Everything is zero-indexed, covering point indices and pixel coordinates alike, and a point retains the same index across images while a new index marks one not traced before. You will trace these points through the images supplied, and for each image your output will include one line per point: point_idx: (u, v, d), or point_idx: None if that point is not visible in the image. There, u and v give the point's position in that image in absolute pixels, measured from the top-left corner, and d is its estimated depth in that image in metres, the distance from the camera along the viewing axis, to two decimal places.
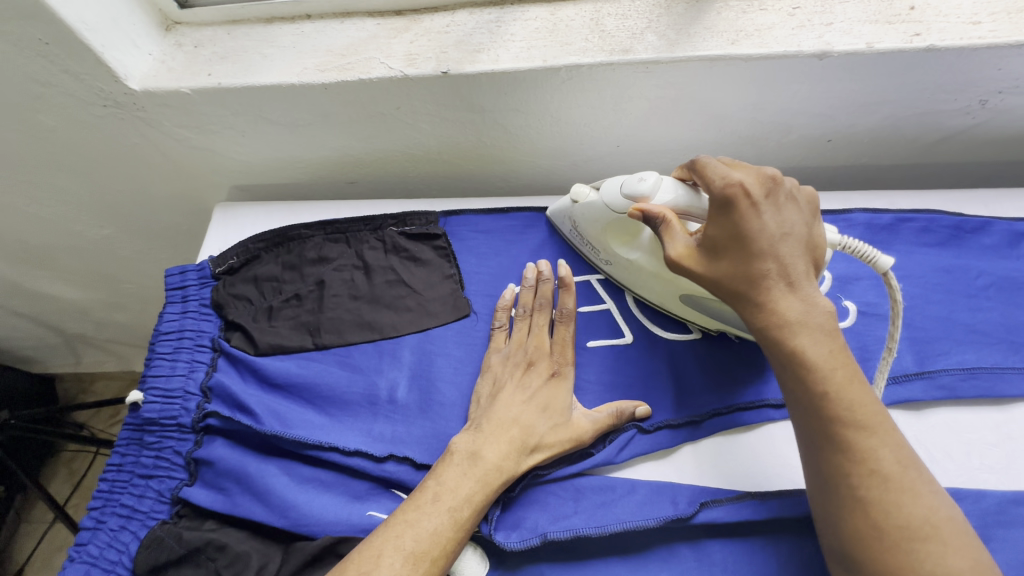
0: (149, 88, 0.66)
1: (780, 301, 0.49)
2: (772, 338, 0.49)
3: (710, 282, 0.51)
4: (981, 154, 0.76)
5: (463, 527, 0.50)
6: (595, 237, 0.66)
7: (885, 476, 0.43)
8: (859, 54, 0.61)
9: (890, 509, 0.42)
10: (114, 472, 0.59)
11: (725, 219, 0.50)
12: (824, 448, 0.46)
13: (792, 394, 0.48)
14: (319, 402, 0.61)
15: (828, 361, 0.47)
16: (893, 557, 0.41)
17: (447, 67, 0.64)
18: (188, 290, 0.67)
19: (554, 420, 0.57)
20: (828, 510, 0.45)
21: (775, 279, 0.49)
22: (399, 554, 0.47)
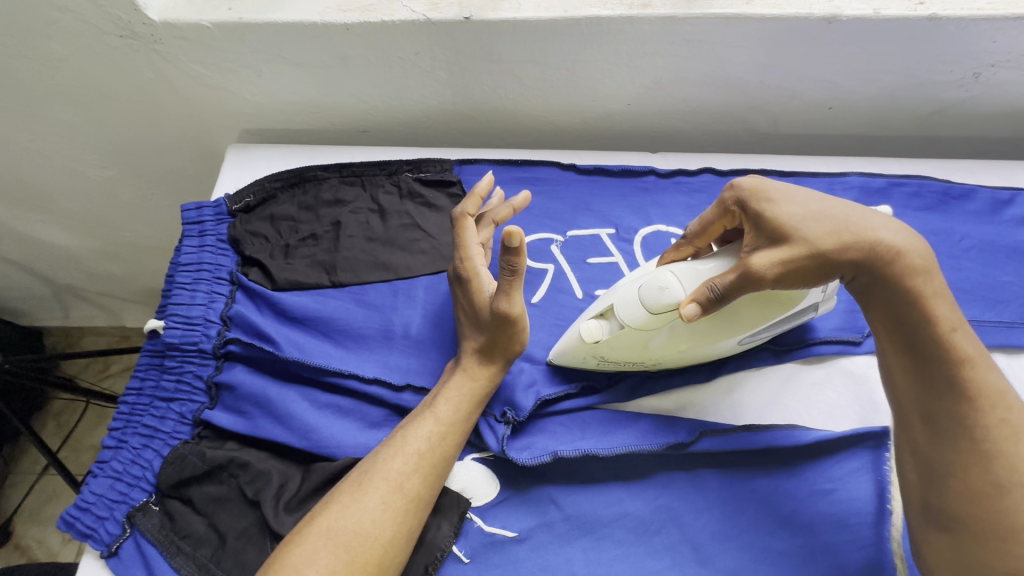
0: (168, 19, 0.66)
1: (890, 245, 0.46)
2: (896, 294, 0.46)
3: (815, 257, 0.45)
4: (969, 127, 0.80)
5: (445, 422, 0.54)
6: (629, 357, 0.56)
7: (1010, 428, 0.43)
8: (866, 19, 0.64)
9: (1010, 462, 0.43)
10: (134, 396, 0.60)
11: (764, 208, 0.48)
12: (927, 399, 0.46)
13: (911, 351, 0.46)
14: (336, 335, 0.63)
15: (952, 313, 0.46)
16: (996, 510, 0.42)
17: (469, 13, 0.65)
18: (205, 225, 0.68)
19: (478, 316, 0.57)
20: (930, 460, 0.46)
21: (871, 232, 0.46)
22: (396, 452, 0.52)
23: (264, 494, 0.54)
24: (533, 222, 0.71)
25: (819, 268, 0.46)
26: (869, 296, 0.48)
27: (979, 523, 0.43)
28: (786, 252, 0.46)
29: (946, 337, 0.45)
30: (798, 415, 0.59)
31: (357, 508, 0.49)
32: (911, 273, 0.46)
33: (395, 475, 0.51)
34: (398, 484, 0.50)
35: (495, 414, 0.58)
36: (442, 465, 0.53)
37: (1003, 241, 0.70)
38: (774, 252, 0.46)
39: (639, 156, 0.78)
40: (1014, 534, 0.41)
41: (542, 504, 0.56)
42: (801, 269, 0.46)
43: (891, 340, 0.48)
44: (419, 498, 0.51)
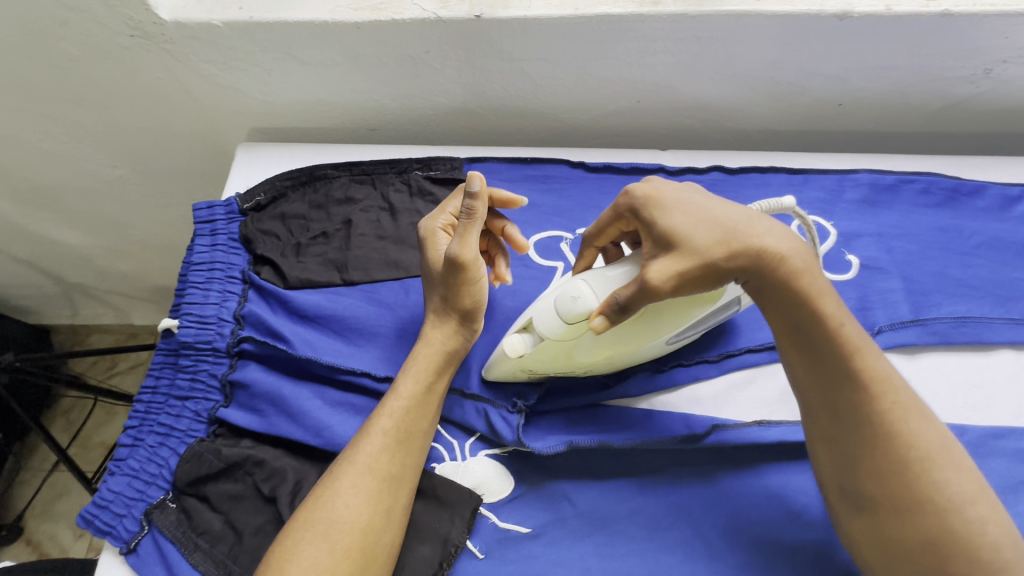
0: (179, 19, 0.66)
1: (775, 250, 0.46)
2: (789, 295, 0.46)
3: (703, 266, 0.45)
4: (978, 123, 0.80)
5: (408, 397, 0.54)
6: (558, 364, 0.55)
7: (904, 408, 0.45)
8: (878, 16, 0.63)
9: (911, 441, 0.45)
10: (150, 395, 0.60)
11: (656, 217, 0.47)
12: (830, 394, 0.46)
13: (809, 346, 0.47)
14: (348, 333, 0.63)
15: (838, 308, 0.47)
16: (907, 488, 0.44)
17: (480, 11, 0.65)
18: (216, 225, 0.69)
19: (434, 272, 0.58)
20: (840, 449, 0.46)
21: (758, 238, 0.46)
22: (368, 434, 0.52)
23: (280, 491, 0.55)
24: (543, 220, 0.71)
25: (712, 276, 0.46)
26: (763, 299, 0.47)
27: (894, 502, 0.44)
28: (677, 260, 0.45)
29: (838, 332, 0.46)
30: None
31: (331, 494, 0.49)
32: (797, 275, 0.46)
33: (366, 458, 0.51)
34: (367, 466, 0.50)
35: (508, 406, 0.58)
36: (412, 438, 0.53)
37: (1012, 237, 0.70)
38: (670, 259, 0.45)
39: (648, 154, 0.78)
40: (921, 507, 0.43)
41: (554, 499, 0.56)
42: (697, 274, 0.45)
43: (789, 340, 0.48)
44: (395, 474, 0.51)
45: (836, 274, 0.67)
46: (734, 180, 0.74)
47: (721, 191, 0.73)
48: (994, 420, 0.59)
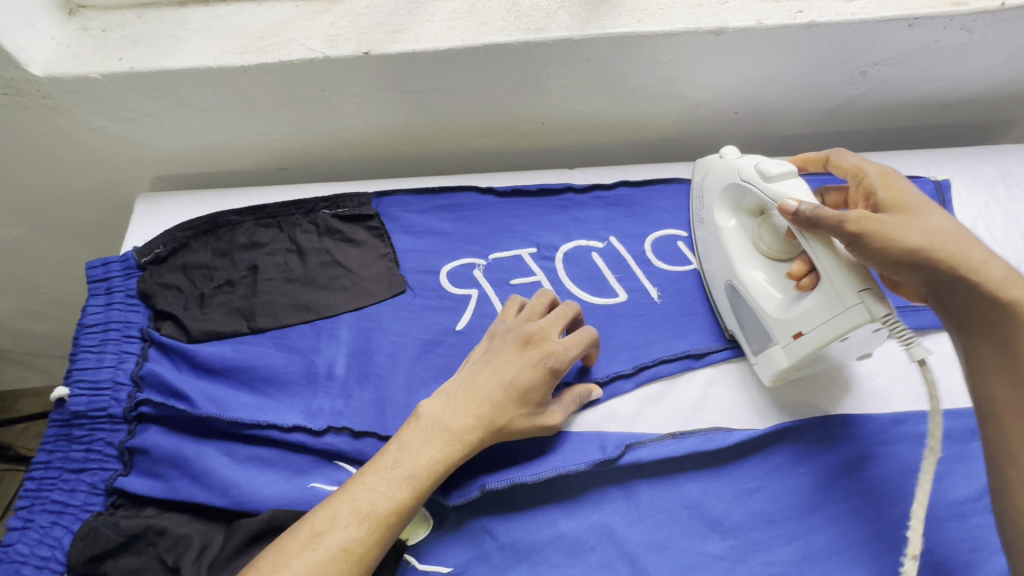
0: (54, 74, 0.64)
1: (1001, 275, 0.49)
2: (992, 315, 0.48)
3: (912, 234, 0.49)
4: (866, 122, 0.84)
5: (418, 488, 0.48)
6: (706, 193, 0.68)
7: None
8: (751, 30, 0.66)
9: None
10: (42, 470, 0.57)
11: (898, 185, 0.54)
12: (1019, 423, 0.45)
13: (1010, 368, 0.47)
14: (257, 384, 0.61)
15: None
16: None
17: (368, 48, 0.65)
18: (112, 282, 0.66)
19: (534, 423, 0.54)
20: (1010, 478, 0.45)
21: (975, 262, 0.49)
22: (362, 520, 0.45)
23: (182, 560, 0.51)
24: (456, 250, 0.71)
25: (904, 252, 0.49)
26: (957, 309, 0.50)
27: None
28: (903, 228, 0.50)
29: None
30: (722, 417, 0.61)
31: None
32: (1006, 295, 0.48)
33: (348, 544, 0.44)
34: (358, 556, 0.44)
35: None
36: (396, 534, 0.47)
37: None
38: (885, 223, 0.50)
39: (557, 174, 0.79)
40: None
41: (476, 535, 0.55)
42: (901, 248, 0.49)
43: (983, 356, 0.48)
44: (368, 568, 0.45)
45: None
46: (642, 194, 0.77)
47: (629, 206, 0.75)
48: (895, 407, 0.62)
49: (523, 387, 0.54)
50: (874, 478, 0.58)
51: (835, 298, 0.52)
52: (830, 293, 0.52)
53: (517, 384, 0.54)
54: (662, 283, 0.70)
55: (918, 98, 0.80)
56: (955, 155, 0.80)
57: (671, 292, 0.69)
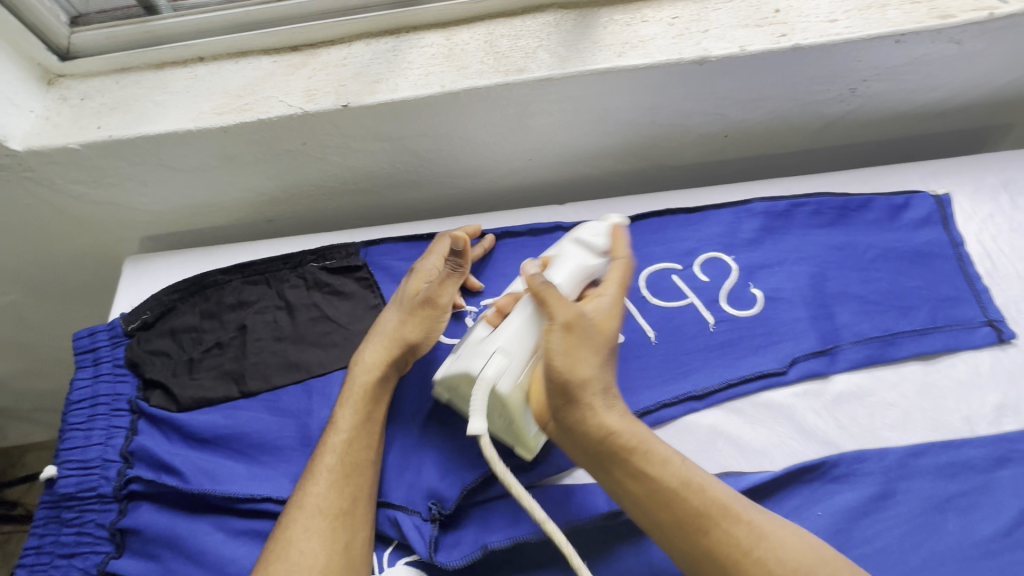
0: (33, 147, 0.64)
1: (612, 415, 0.49)
2: (615, 456, 0.48)
3: (562, 348, 0.50)
4: (860, 136, 0.82)
5: (349, 429, 0.56)
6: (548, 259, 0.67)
7: (756, 528, 0.44)
8: (734, 57, 0.65)
9: (773, 565, 0.42)
10: (33, 556, 0.55)
11: (606, 314, 0.54)
12: (688, 540, 0.44)
13: (635, 492, 0.47)
14: (249, 451, 0.60)
15: (668, 454, 0.48)
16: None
17: (347, 100, 0.64)
18: (100, 352, 0.64)
19: (388, 322, 0.62)
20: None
21: (602, 403, 0.49)
22: (314, 476, 0.53)
23: None
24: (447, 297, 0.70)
25: (548, 360, 0.50)
26: (581, 447, 0.49)
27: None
28: (568, 350, 0.50)
29: (679, 482, 0.46)
30: (732, 460, 0.59)
31: (287, 542, 0.49)
32: (620, 427, 0.48)
33: (316, 499, 0.52)
34: (317, 506, 0.51)
35: (421, 512, 0.55)
36: (360, 470, 0.54)
37: (905, 246, 0.71)
38: (568, 334, 0.50)
39: (547, 211, 0.78)
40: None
41: None
42: (555, 369, 0.49)
43: (622, 490, 0.47)
44: (340, 509, 0.52)
45: (741, 311, 0.68)
46: (635, 229, 0.75)
47: None
48: (913, 438, 0.60)
49: (405, 305, 0.63)
50: (894, 518, 0.55)
51: (481, 344, 0.54)
52: (486, 339, 0.54)
53: (400, 305, 0.63)
54: (658, 321, 0.68)
55: (913, 108, 0.78)
56: (955, 166, 0.78)
57: (669, 329, 0.67)
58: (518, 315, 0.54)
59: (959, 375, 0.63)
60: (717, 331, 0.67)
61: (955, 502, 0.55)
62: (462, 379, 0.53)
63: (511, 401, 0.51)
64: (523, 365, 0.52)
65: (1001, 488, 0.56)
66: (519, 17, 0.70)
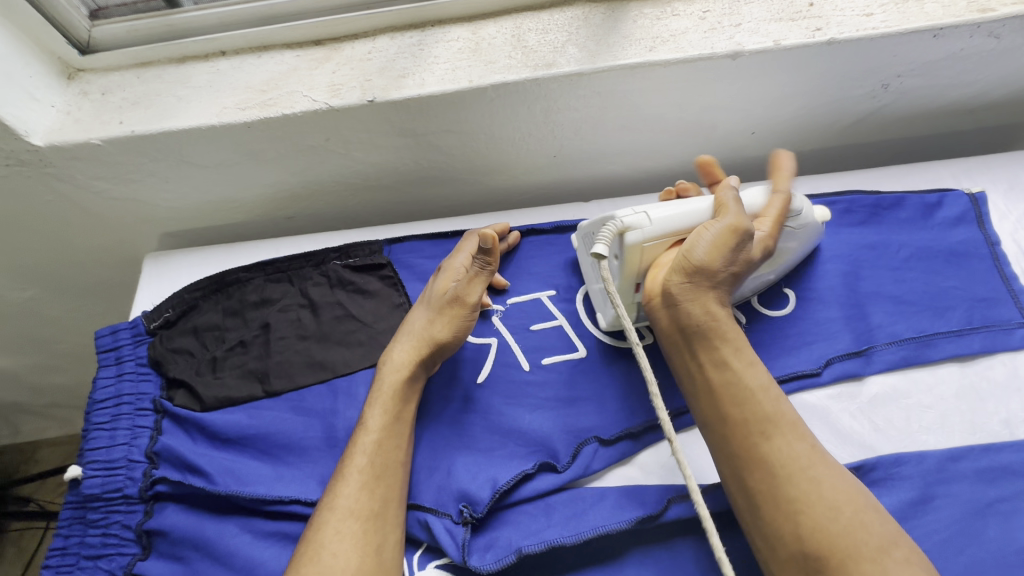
0: (55, 142, 0.63)
1: (718, 311, 0.52)
2: (706, 342, 0.51)
3: (713, 234, 0.53)
4: (891, 133, 0.81)
5: (380, 429, 0.55)
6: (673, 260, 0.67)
7: (818, 455, 0.46)
8: (768, 52, 0.64)
9: (825, 486, 0.44)
10: (59, 557, 0.55)
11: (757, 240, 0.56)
12: (750, 439, 0.47)
13: (714, 376, 0.50)
14: (276, 452, 0.59)
15: (754, 363, 0.51)
16: (852, 532, 0.42)
17: (373, 95, 0.63)
18: (122, 351, 0.63)
19: (416, 320, 0.62)
20: (750, 489, 0.46)
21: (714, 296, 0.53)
22: (344, 478, 0.52)
23: None
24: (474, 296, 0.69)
25: (699, 236, 0.53)
26: (676, 324, 0.52)
27: (840, 554, 0.42)
28: (716, 238, 0.53)
29: (759, 387, 0.49)
30: None
31: (317, 545, 0.48)
32: (720, 323, 0.52)
33: (347, 501, 0.50)
34: (350, 508, 0.50)
35: (452, 515, 0.54)
36: (390, 472, 0.53)
37: (939, 245, 0.70)
38: (720, 232, 0.53)
39: (571, 209, 0.77)
40: (880, 561, 0.41)
41: None
42: (695, 249, 0.52)
43: (702, 375, 0.51)
44: (372, 513, 0.50)
45: (773, 310, 0.66)
46: None
47: None
48: (951, 442, 0.58)
49: (434, 306, 0.62)
50: (934, 523, 0.54)
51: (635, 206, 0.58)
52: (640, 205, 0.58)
53: (428, 305, 0.63)
54: None
55: (945, 105, 0.77)
56: (988, 163, 0.76)
57: None
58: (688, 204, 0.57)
59: (997, 378, 0.61)
60: (748, 331, 0.65)
61: (996, 508, 0.54)
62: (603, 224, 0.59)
63: (629, 253, 0.55)
64: (661, 237, 0.55)
65: None
66: (546, 10, 0.68)
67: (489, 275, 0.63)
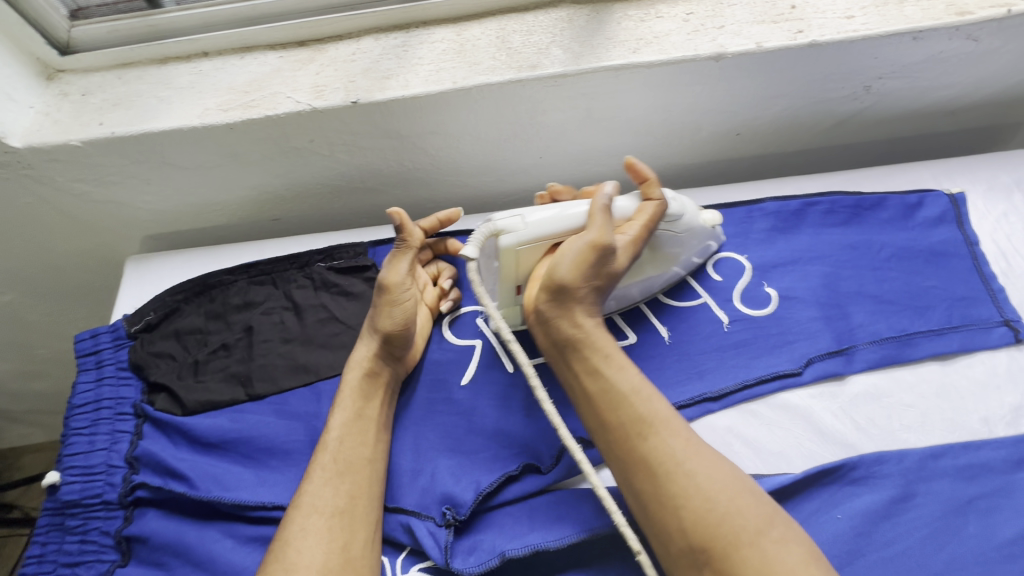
0: (33, 144, 0.62)
1: (584, 325, 0.56)
2: (580, 353, 0.55)
3: (578, 252, 0.55)
4: (873, 134, 0.81)
5: (340, 426, 0.55)
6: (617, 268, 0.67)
7: (692, 447, 0.49)
8: (750, 53, 0.64)
9: (701, 478, 0.47)
10: (36, 565, 0.54)
11: (623, 251, 0.58)
12: (628, 442, 0.50)
13: (587, 387, 0.53)
14: (258, 456, 0.58)
15: (625, 366, 0.54)
16: (732, 520, 0.45)
17: (356, 97, 0.63)
18: (102, 355, 0.63)
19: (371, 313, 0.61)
20: (638, 492, 0.49)
21: (581, 309, 0.56)
22: (309, 476, 0.52)
23: None
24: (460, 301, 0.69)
25: (564, 254, 0.56)
26: (550, 340, 0.56)
27: (723, 542, 0.44)
28: (584, 254, 0.55)
29: (630, 389, 0.52)
30: (751, 463, 0.58)
31: (283, 543, 0.48)
32: (587, 335, 0.55)
33: (311, 498, 0.51)
34: (314, 505, 0.50)
35: (436, 517, 0.54)
36: (355, 466, 0.53)
37: (920, 245, 0.71)
38: (583, 249, 0.55)
39: None
40: (758, 543, 0.44)
41: None
42: (558, 270, 0.55)
43: (580, 388, 0.54)
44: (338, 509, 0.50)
45: (756, 310, 0.67)
46: None
47: None
48: (931, 439, 0.59)
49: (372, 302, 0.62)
50: (915, 520, 0.54)
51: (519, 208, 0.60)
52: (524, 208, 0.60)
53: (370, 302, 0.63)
54: (672, 322, 0.67)
55: (925, 107, 0.78)
56: (968, 164, 0.77)
57: (683, 329, 0.67)
58: (563, 211, 0.59)
59: (976, 376, 0.62)
60: (731, 331, 0.66)
61: (975, 504, 0.55)
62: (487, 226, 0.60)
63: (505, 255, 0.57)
64: (532, 245, 0.58)
65: (1021, 490, 0.55)
66: (531, 12, 0.68)
67: (412, 254, 0.62)
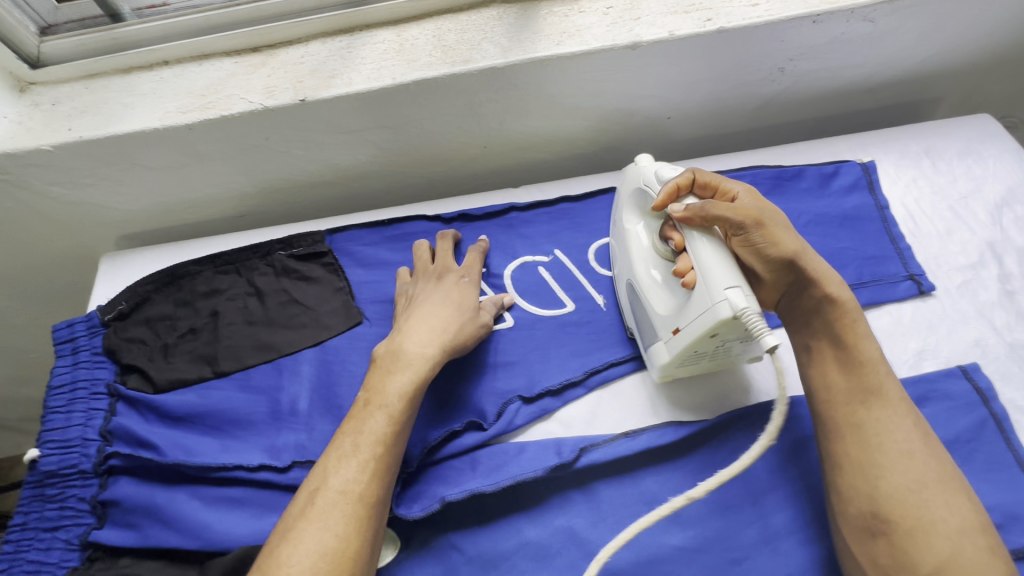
0: (8, 150, 0.67)
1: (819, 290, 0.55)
2: (826, 317, 0.55)
3: (767, 237, 0.54)
4: (795, 114, 0.88)
5: (392, 419, 0.53)
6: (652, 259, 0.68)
7: (915, 432, 0.50)
8: (664, 41, 0.70)
9: (916, 461, 0.49)
10: (18, 531, 0.58)
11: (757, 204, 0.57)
12: (852, 408, 0.52)
13: (832, 351, 0.55)
14: (224, 427, 0.63)
15: (870, 341, 0.55)
16: (927, 503, 0.47)
17: (305, 95, 0.69)
18: (78, 341, 0.68)
19: (456, 318, 0.63)
20: (835, 450, 0.52)
21: (818, 272, 0.55)
22: (346, 461, 0.51)
23: None
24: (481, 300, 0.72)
25: (762, 251, 0.54)
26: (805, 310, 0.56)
27: (909, 522, 0.46)
28: (779, 234, 0.55)
29: (869, 359, 0.53)
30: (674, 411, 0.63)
31: (319, 525, 0.47)
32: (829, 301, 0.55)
33: (346, 483, 0.49)
34: (354, 492, 0.49)
35: None
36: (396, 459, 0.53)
37: (835, 211, 0.77)
38: (761, 228, 0.54)
39: (503, 195, 0.83)
40: (948, 530, 0.45)
41: (443, 551, 0.56)
42: (772, 256, 0.54)
43: (817, 348, 0.56)
44: (376, 500, 0.50)
45: None
46: (586, 207, 0.80)
47: (572, 219, 0.79)
48: None
49: (456, 305, 0.64)
50: None
51: (702, 297, 0.53)
52: (700, 290, 0.54)
53: (451, 305, 0.64)
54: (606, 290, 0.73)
55: (840, 86, 0.84)
56: (881, 137, 0.83)
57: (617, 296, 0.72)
58: (712, 251, 0.54)
59: (883, 326, 0.68)
60: None
61: None
62: (707, 331, 0.53)
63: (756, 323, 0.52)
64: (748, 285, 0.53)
65: None
66: (465, 12, 0.74)
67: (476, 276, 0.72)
